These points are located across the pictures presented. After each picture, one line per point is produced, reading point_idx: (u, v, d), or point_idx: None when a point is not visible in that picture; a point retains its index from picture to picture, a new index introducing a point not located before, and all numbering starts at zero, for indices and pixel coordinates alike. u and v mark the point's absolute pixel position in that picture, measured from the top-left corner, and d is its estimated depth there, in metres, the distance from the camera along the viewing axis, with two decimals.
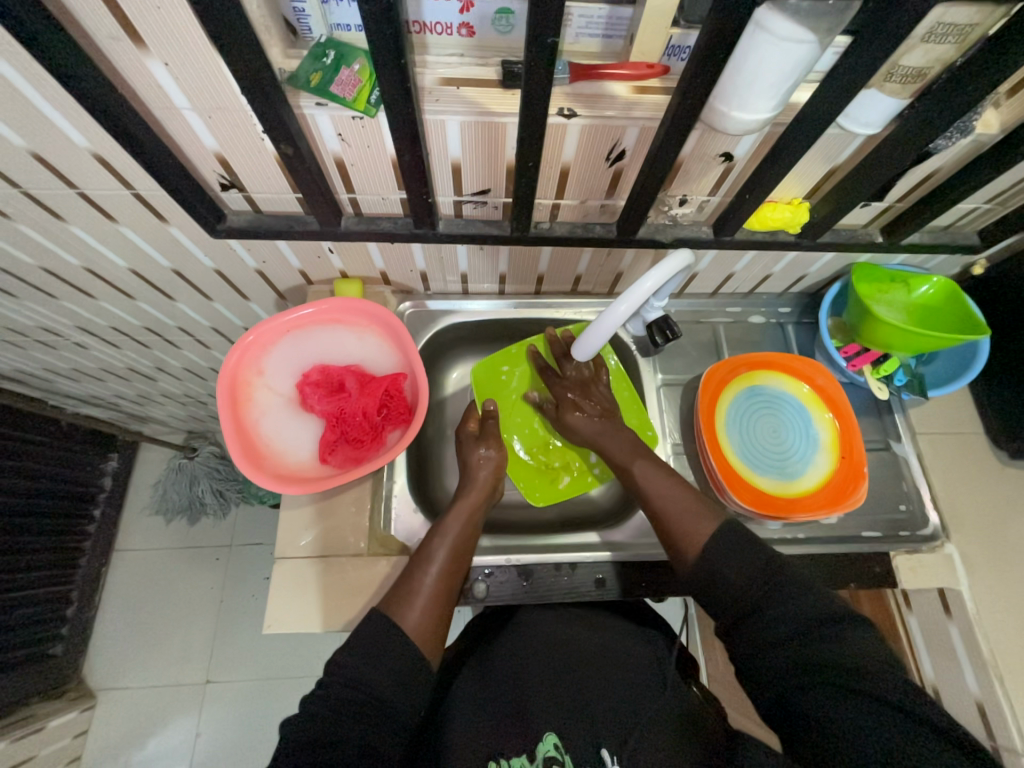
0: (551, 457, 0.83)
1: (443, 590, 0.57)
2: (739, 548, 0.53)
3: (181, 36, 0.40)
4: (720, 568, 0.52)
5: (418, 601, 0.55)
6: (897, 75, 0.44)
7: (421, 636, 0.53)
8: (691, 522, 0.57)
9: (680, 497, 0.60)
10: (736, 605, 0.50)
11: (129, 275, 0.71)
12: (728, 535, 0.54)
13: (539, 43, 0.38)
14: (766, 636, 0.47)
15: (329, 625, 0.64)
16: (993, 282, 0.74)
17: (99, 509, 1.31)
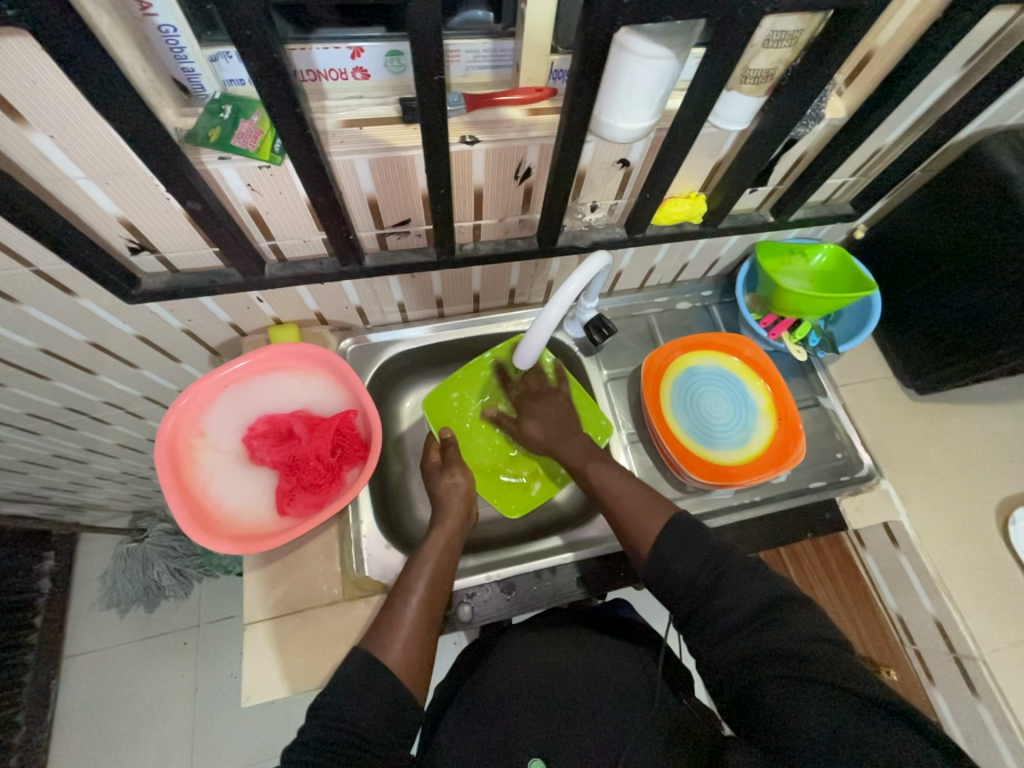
0: (516, 467, 0.83)
1: (426, 618, 0.57)
2: (690, 541, 0.55)
3: (65, 107, 0.40)
4: (669, 563, 0.55)
5: (402, 635, 0.54)
6: (750, 77, 0.51)
7: (406, 670, 0.52)
8: (644, 520, 0.60)
9: (636, 495, 0.63)
10: (693, 598, 0.52)
11: (40, 356, 0.67)
12: (673, 525, 0.57)
13: (427, 81, 0.40)
14: (719, 622, 0.50)
15: (293, 687, 0.61)
16: (874, 242, 0.83)
17: (39, 617, 1.19)
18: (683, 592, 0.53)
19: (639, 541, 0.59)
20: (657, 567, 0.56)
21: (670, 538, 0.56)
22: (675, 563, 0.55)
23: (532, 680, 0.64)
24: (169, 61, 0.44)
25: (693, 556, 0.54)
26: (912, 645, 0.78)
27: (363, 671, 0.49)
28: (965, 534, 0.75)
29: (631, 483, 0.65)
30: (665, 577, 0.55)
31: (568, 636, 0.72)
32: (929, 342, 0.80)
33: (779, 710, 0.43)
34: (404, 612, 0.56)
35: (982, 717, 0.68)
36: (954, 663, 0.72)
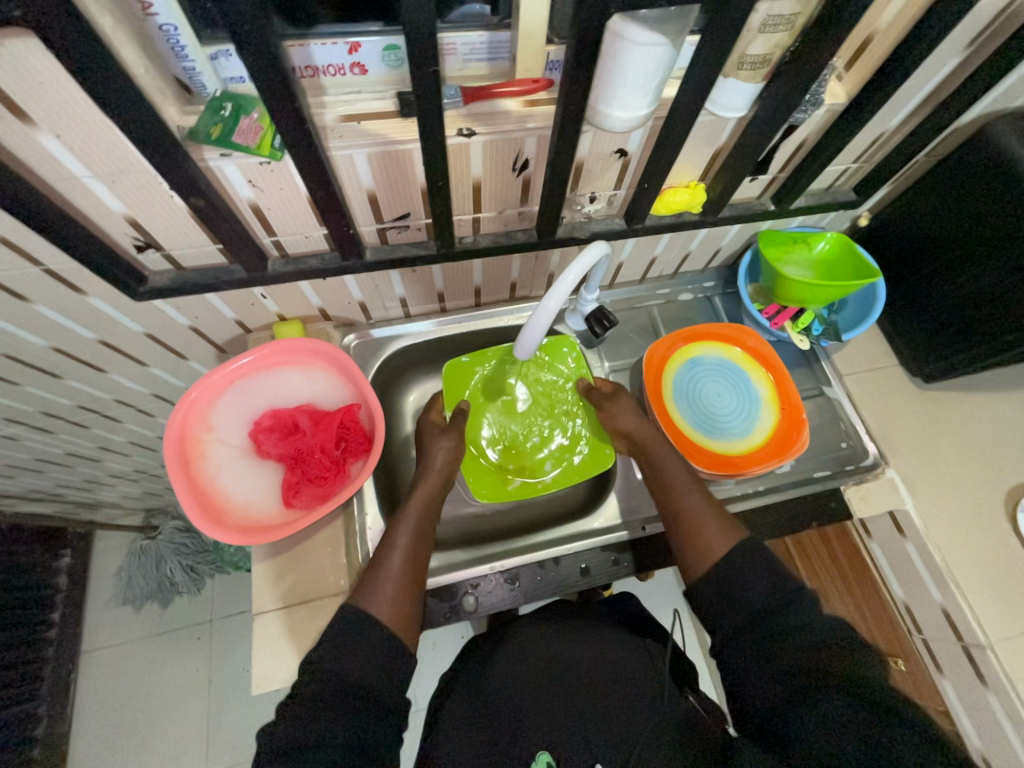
0: (502, 461, 0.81)
1: (411, 571, 0.58)
2: (764, 564, 0.55)
3: (69, 105, 0.40)
4: (738, 576, 0.54)
5: (390, 589, 0.56)
6: (747, 63, 0.50)
7: (396, 619, 0.53)
8: (709, 537, 0.59)
9: (706, 514, 0.62)
10: (753, 621, 0.51)
11: (52, 354, 0.68)
12: (745, 549, 0.56)
13: (423, 75, 0.41)
14: (773, 642, 0.49)
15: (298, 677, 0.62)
16: (878, 229, 0.83)
17: (58, 612, 1.22)
18: (739, 610, 0.52)
19: (699, 557, 0.58)
20: (719, 583, 0.55)
21: (743, 555, 0.56)
22: (740, 586, 0.54)
23: (542, 672, 0.65)
24: (170, 60, 0.44)
25: (768, 579, 0.53)
26: (919, 635, 0.77)
27: (359, 624, 0.50)
28: (973, 523, 0.75)
29: (701, 495, 0.64)
30: (727, 594, 0.54)
31: (576, 627, 0.73)
32: (934, 329, 0.79)
33: (817, 726, 0.42)
34: (392, 568, 0.58)
35: (991, 706, 0.68)
36: (962, 653, 0.71)
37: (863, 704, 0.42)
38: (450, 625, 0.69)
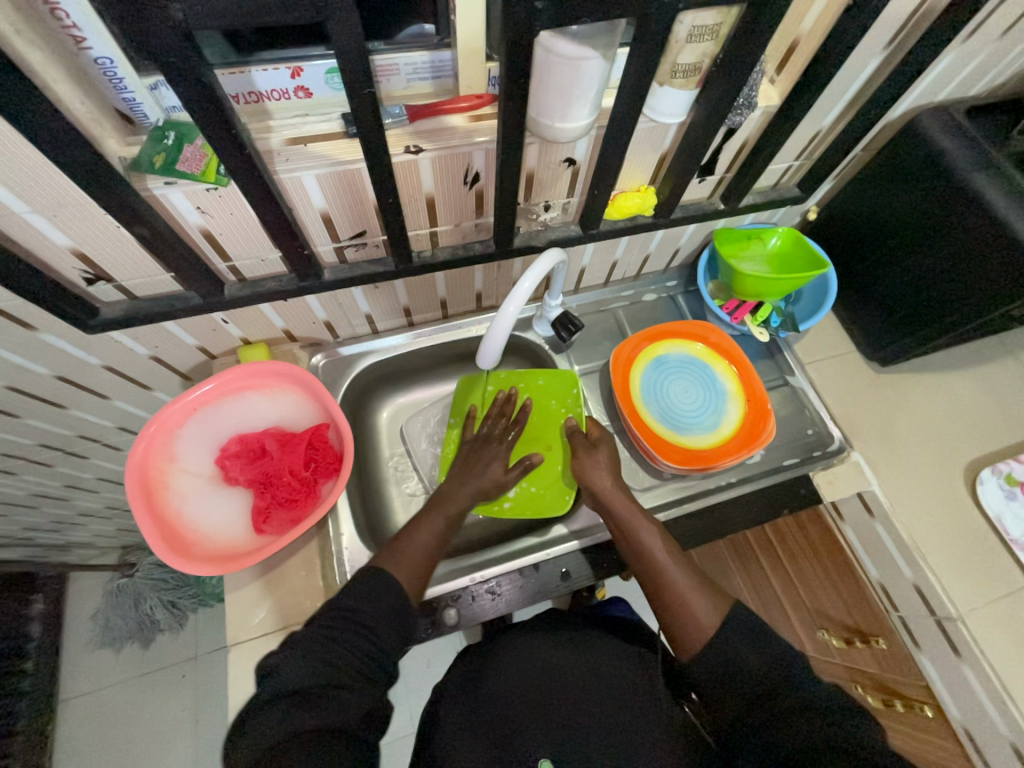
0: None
1: (436, 548, 0.64)
2: (751, 632, 0.56)
3: (1, 144, 0.40)
4: (737, 654, 0.54)
5: (407, 560, 0.60)
6: (679, 71, 0.52)
7: (412, 584, 0.59)
8: (697, 610, 0.58)
9: (689, 586, 0.61)
10: (753, 699, 0.51)
11: (7, 394, 0.66)
12: (733, 620, 0.57)
13: (359, 96, 0.41)
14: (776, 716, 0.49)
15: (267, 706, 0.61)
16: (825, 222, 0.86)
17: (31, 662, 1.17)
18: (734, 688, 0.52)
19: (691, 637, 0.57)
20: (719, 659, 0.54)
21: (735, 627, 0.56)
22: (734, 664, 0.54)
23: (531, 676, 0.65)
24: (108, 92, 0.45)
25: (760, 652, 0.54)
26: (895, 612, 0.79)
27: (383, 585, 0.56)
28: (936, 501, 0.77)
29: (680, 565, 0.63)
30: (721, 672, 0.54)
31: (571, 637, 0.73)
32: (884, 314, 0.82)
33: None
34: (413, 542, 0.63)
35: (965, 676, 0.69)
36: (935, 626, 0.73)
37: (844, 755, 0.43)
38: (432, 640, 0.68)
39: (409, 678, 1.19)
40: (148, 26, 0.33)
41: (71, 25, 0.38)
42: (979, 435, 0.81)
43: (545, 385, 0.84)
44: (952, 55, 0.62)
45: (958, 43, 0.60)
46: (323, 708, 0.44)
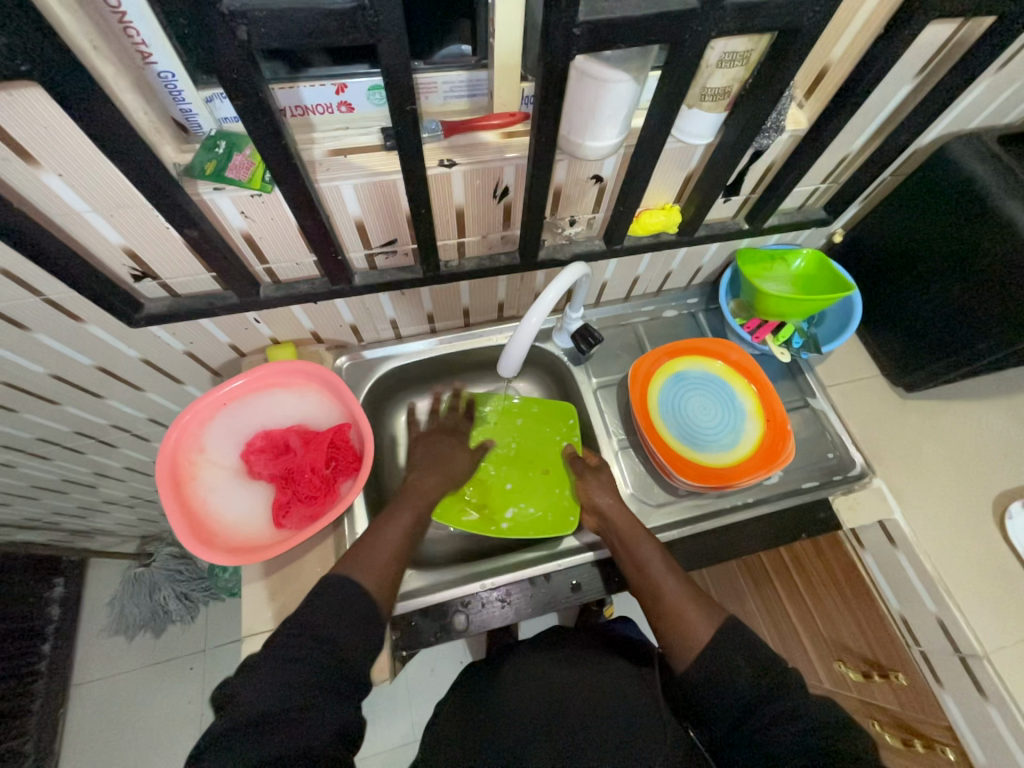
0: (472, 494, 0.81)
1: (404, 548, 0.64)
2: (745, 642, 0.55)
3: (71, 148, 0.43)
4: (727, 662, 0.53)
5: (373, 562, 0.60)
6: (709, 95, 0.54)
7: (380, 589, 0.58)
8: (692, 620, 0.58)
9: (682, 596, 0.61)
10: (742, 712, 0.51)
11: (52, 381, 0.70)
12: (729, 631, 0.56)
13: (401, 112, 0.44)
14: (767, 734, 0.49)
15: None
16: (851, 245, 0.86)
17: (49, 644, 1.20)
18: (727, 700, 0.51)
19: (685, 648, 0.57)
20: (709, 672, 0.54)
21: (729, 638, 0.55)
22: (725, 675, 0.53)
23: (535, 700, 0.65)
24: (168, 103, 0.48)
25: (750, 660, 0.53)
26: (916, 647, 0.76)
27: (343, 593, 0.55)
28: (962, 532, 0.75)
29: (678, 579, 0.63)
30: (714, 684, 0.53)
31: (574, 656, 0.73)
32: (912, 339, 0.80)
33: None
34: (380, 543, 0.62)
35: (991, 718, 0.66)
36: (959, 663, 0.70)
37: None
38: (441, 643, 0.68)
39: (412, 685, 1.18)
40: (215, 46, 0.35)
41: (139, 42, 0.41)
42: (1009, 468, 0.79)
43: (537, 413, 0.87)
44: (985, 84, 0.62)
45: (991, 72, 0.61)
46: (289, 733, 0.44)
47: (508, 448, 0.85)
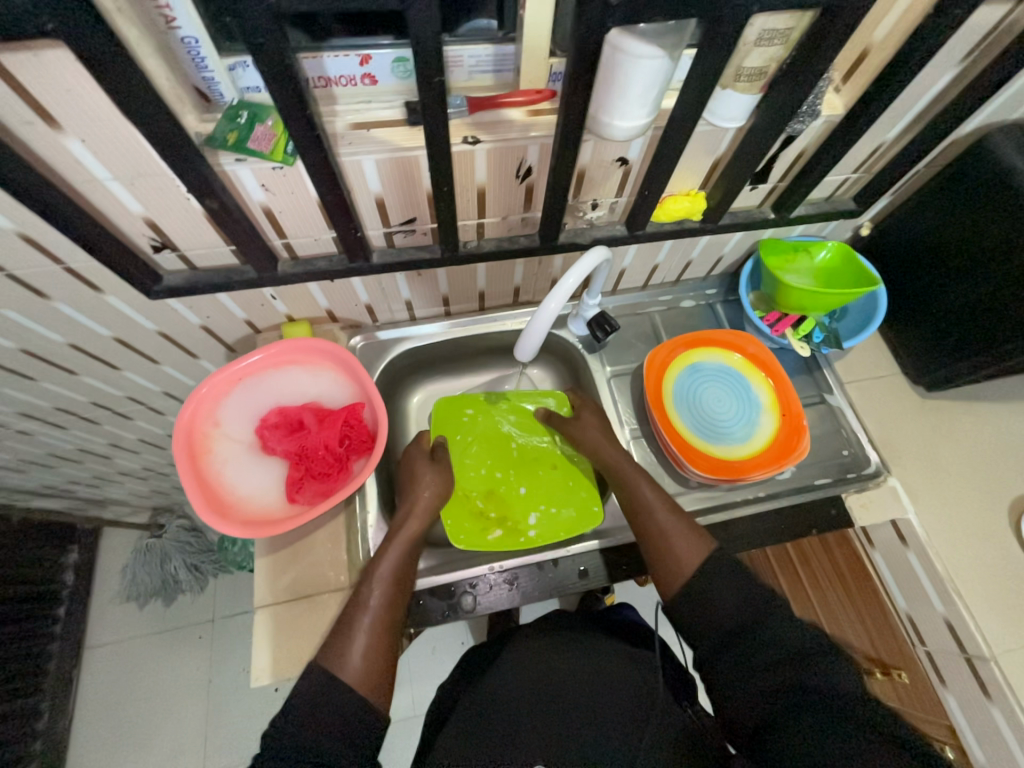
0: (489, 506, 0.80)
1: (390, 614, 0.58)
2: (733, 577, 0.57)
3: (95, 113, 0.43)
4: (715, 594, 0.55)
5: (356, 645, 0.54)
6: (744, 75, 0.52)
7: (368, 674, 0.53)
8: (678, 548, 0.60)
9: (672, 526, 0.62)
10: (726, 635, 0.53)
11: (69, 351, 0.71)
12: (714, 564, 0.58)
13: (428, 83, 0.42)
14: (751, 661, 0.51)
15: (282, 672, 0.63)
16: (879, 239, 0.83)
17: (64, 608, 1.24)
18: (711, 628, 0.54)
19: (671, 577, 0.59)
20: (696, 601, 0.56)
21: (716, 571, 0.57)
22: (710, 600, 0.55)
23: (538, 678, 0.66)
24: (191, 71, 0.47)
25: (737, 594, 0.55)
26: (922, 646, 0.76)
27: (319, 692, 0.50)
28: (977, 534, 0.74)
29: (668, 510, 0.64)
30: (699, 611, 0.55)
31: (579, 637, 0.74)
32: (936, 337, 0.79)
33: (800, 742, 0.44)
34: (362, 617, 0.57)
35: (994, 718, 0.67)
36: (964, 663, 0.70)
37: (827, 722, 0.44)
38: (448, 623, 0.69)
39: (415, 662, 1.21)
40: (243, 8, 0.34)
41: (164, 4, 0.40)
42: None
43: (517, 419, 0.87)
44: None
45: None
46: None
47: (504, 450, 0.85)
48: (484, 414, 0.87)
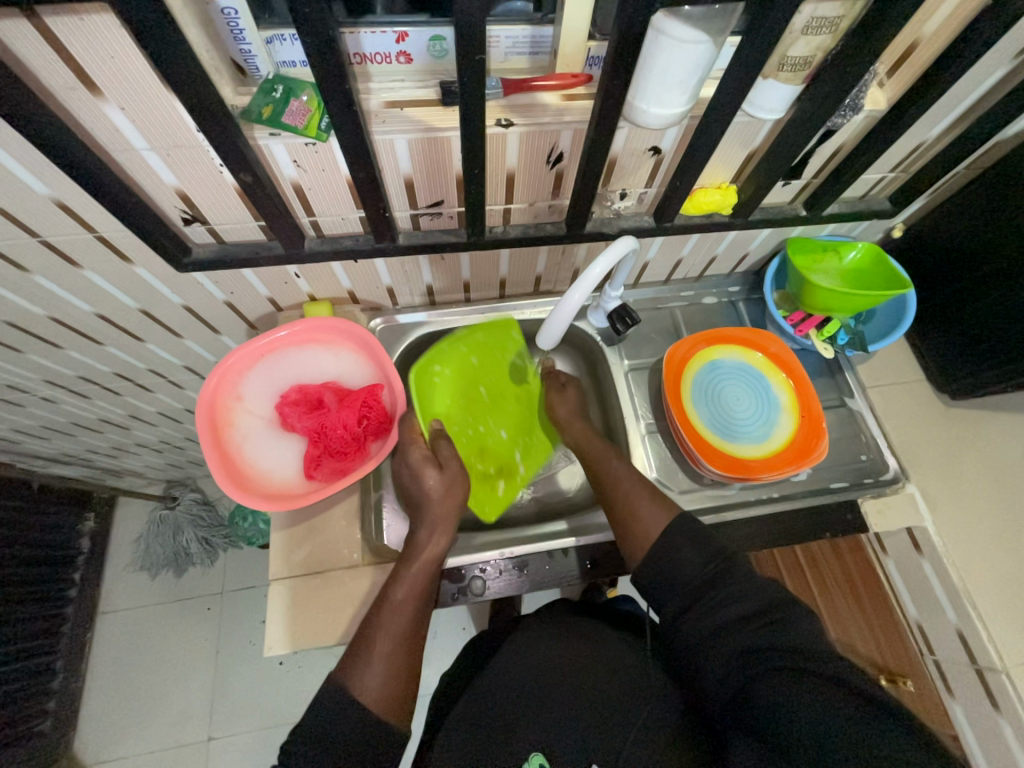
0: (487, 462, 0.80)
1: (410, 631, 0.57)
2: (698, 540, 0.58)
3: (135, 82, 0.43)
4: (678, 554, 0.57)
5: (375, 665, 0.53)
6: (788, 65, 0.51)
7: (386, 692, 0.52)
8: (643, 514, 0.63)
9: (632, 488, 0.66)
10: (692, 594, 0.54)
11: (96, 320, 0.72)
12: (678, 527, 0.59)
13: (468, 61, 0.42)
14: (714, 620, 0.51)
15: (297, 641, 0.65)
16: (911, 241, 0.82)
17: (79, 573, 1.27)
18: (676, 588, 0.55)
19: (638, 545, 0.61)
20: (662, 567, 0.57)
21: (678, 534, 0.59)
22: (676, 564, 0.57)
23: (540, 665, 0.67)
24: (229, 43, 0.47)
25: (701, 552, 0.57)
26: (930, 655, 0.76)
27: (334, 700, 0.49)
28: (996, 546, 0.73)
29: (633, 479, 0.68)
30: (663, 576, 0.57)
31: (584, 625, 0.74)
32: (966, 344, 0.77)
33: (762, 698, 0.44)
34: (381, 638, 0.55)
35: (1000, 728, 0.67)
36: (974, 674, 0.70)
37: (787, 673, 0.44)
38: (456, 605, 0.70)
39: None
40: None
41: None
42: None
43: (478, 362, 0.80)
44: None
45: None
46: None
47: (478, 400, 0.81)
48: (456, 375, 0.77)
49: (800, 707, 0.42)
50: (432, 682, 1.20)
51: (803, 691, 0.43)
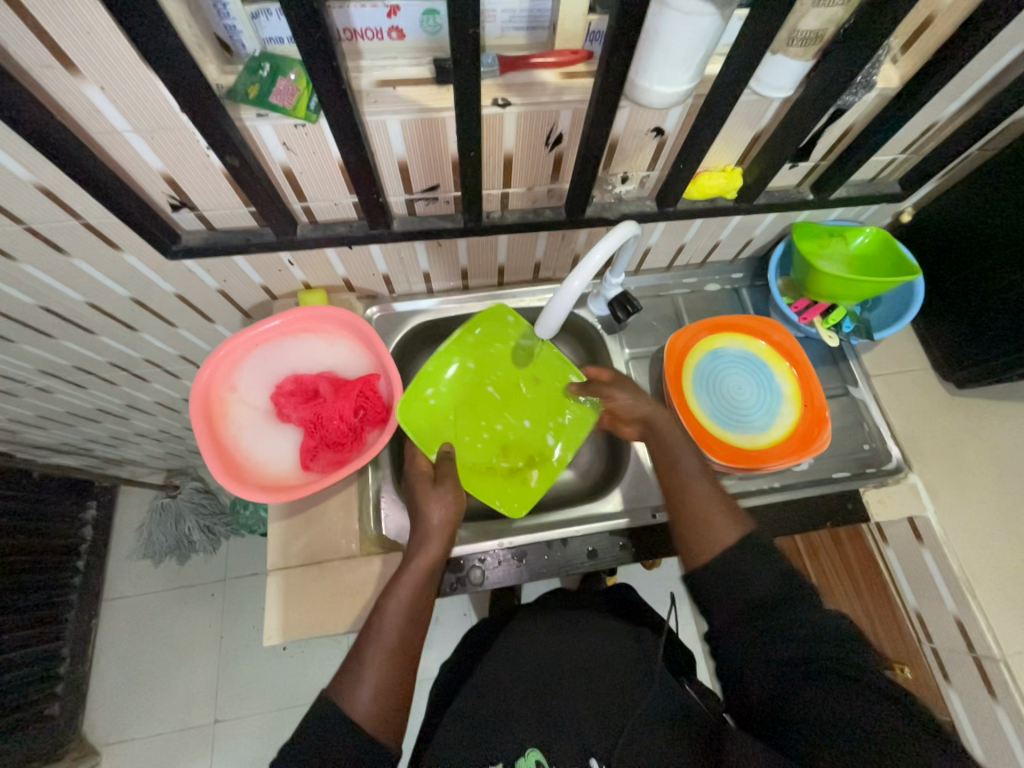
0: (504, 452, 0.77)
1: (402, 649, 0.56)
2: (763, 555, 0.56)
3: (114, 60, 0.41)
4: (747, 572, 0.54)
5: (365, 686, 0.53)
6: (797, 39, 0.48)
7: (377, 709, 0.52)
8: (716, 526, 0.59)
9: (706, 495, 0.62)
10: (752, 607, 0.53)
11: (87, 309, 0.71)
12: (754, 547, 0.56)
13: (462, 36, 0.40)
14: (770, 634, 0.51)
15: (293, 630, 0.65)
16: (920, 226, 0.79)
17: (82, 561, 1.28)
18: (741, 600, 0.53)
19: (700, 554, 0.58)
20: (720, 579, 0.55)
21: (742, 549, 0.56)
22: (746, 577, 0.54)
23: (538, 652, 0.67)
24: (212, 18, 0.44)
25: (773, 572, 0.54)
26: (928, 643, 0.76)
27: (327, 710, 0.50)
28: (997, 536, 0.72)
29: (710, 482, 0.63)
30: (732, 586, 0.54)
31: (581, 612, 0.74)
32: (973, 332, 0.76)
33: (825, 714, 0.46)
34: (371, 657, 0.55)
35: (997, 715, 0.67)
36: (971, 662, 0.70)
37: (833, 688, 0.47)
38: (455, 594, 0.70)
39: None
40: None
41: None
42: None
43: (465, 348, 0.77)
44: None
45: None
46: None
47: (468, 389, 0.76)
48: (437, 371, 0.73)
49: (861, 729, 0.44)
50: (433, 667, 1.21)
51: (852, 704, 0.46)
